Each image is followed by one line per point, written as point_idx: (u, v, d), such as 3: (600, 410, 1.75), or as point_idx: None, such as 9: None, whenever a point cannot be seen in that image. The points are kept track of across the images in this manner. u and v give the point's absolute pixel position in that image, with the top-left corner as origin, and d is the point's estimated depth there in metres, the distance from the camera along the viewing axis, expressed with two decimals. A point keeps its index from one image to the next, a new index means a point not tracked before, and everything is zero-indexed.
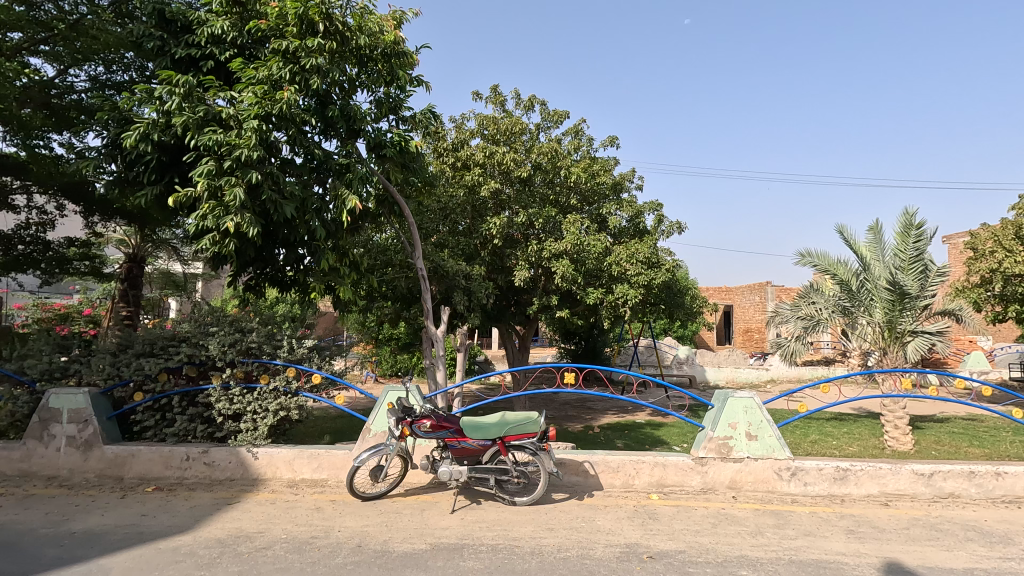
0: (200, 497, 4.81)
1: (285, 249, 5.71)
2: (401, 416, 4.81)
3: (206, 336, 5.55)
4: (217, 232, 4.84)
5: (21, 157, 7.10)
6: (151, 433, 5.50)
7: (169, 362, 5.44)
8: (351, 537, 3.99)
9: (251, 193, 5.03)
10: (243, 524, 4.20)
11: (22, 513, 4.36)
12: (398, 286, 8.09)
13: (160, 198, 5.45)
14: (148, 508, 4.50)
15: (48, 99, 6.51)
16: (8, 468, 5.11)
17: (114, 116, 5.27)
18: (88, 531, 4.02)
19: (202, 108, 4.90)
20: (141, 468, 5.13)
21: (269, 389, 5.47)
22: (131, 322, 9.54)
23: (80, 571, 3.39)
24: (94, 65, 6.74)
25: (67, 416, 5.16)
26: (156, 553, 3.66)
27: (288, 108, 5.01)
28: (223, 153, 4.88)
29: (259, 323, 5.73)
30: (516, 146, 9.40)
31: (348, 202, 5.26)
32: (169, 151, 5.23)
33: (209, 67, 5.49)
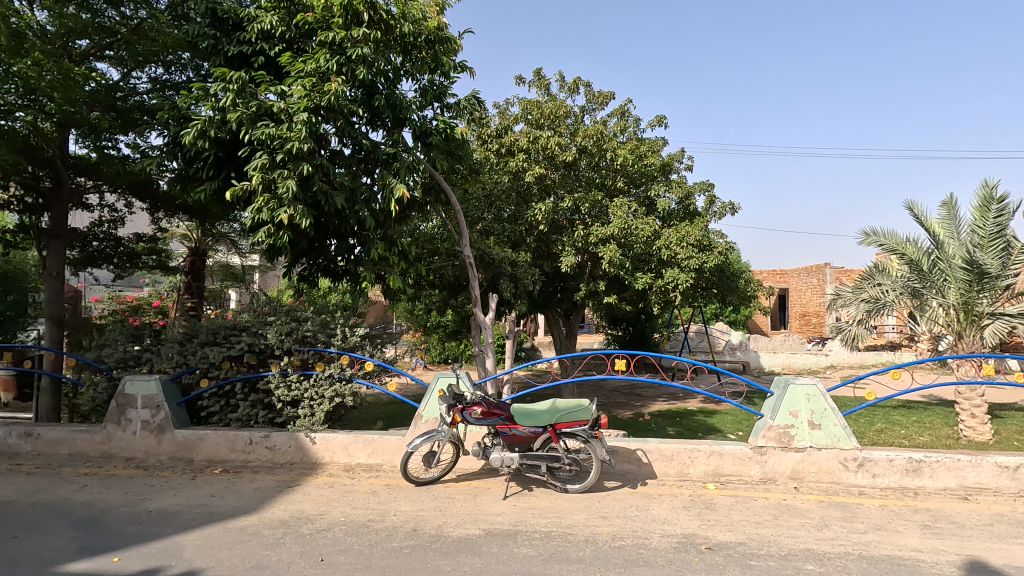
0: (264, 479, 5.00)
1: (337, 239, 5.85)
2: (453, 402, 4.85)
3: (265, 325, 5.77)
4: (272, 224, 4.96)
5: (91, 158, 7.54)
6: (217, 417, 5.76)
7: (231, 350, 5.68)
8: (407, 521, 4.06)
9: (303, 185, 5.14)
10: (304, 506, 4.34)
11: (105, 492, 4.65)
12: (445, 274, 8.15)
13: (219, 192, 5.65)
14: (216, 489, 4.72)
15: (114, 102, 6.83)
16: (91, 449, 5.46)
17: (174, 114, 5.48)
18: (164, 510, 4.25)
19: (255, 102, 5.01)
20: (209, 451, 5.38)
21: (325, 375, 5.64)
22: (195, 313, 10.07)
23: (158, 547, 3.58)
24: (154, 66, 7.03)
25: (141, 401, 5.46)
26: (225, 532, 3.83)
27: (336, 99, 5.08)
28: (276, 147, 4.99)
29: (313, 313, 5.93)
30: (561, 130, 9.22)
31: (396, 191, 5.30)
32: (225, 147, 5.38)
33: (260, 63, 5.62)
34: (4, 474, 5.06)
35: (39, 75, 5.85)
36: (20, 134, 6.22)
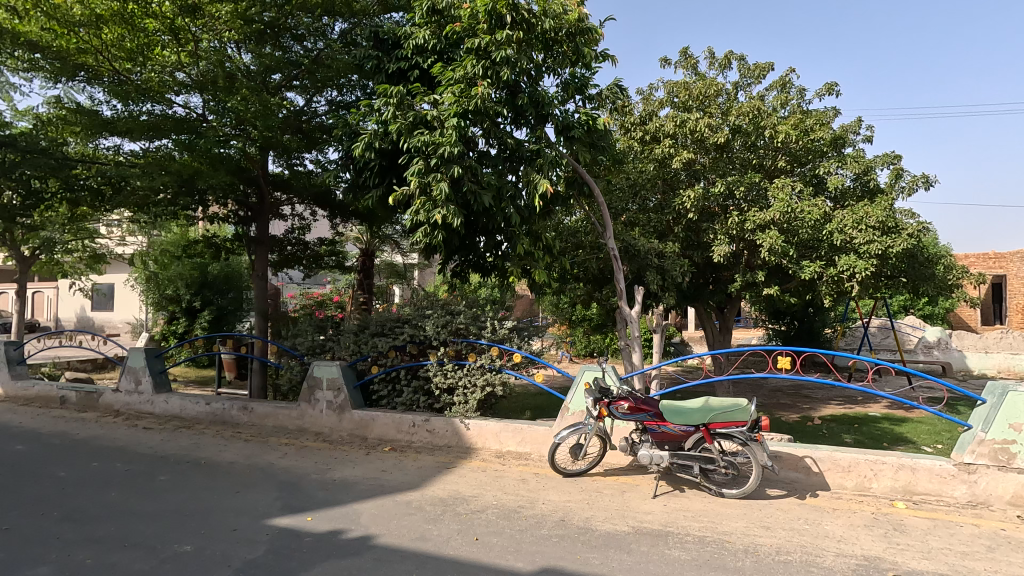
0: (425, 459, 5.45)
1: (485, 236, 6.12)
2: (599, 397, 4.83)
3: (423, 318, 6.28)
4: (428, 224, 5.35)
5: (284, 175, 8.80)
6: (386, 401, 6.38)
7: (396, 340, 6.28)
8: (555, 511, 4.13)
9: (454, 186, 5.46)
10: (460, 487, 4.64)
11: (300, 460, 5.44)
12: (590, 267, 8.11)
13: (383, 198, 6.23)
14: (386, 465, 5.26)
15: (301, 124, 7.91)
16: (289, 423, 6.42)
17: (346, 130, 6.17)
18: (345, 480, 4.84)
19: (411, 112, 5.42)
20: (379, 430, 6.00)
21: (477, 365, 5.97)
22: (366, 307, 11.29)
23: (341, 512, 4.10)
24: (330, 90, 7.97)
25: (326, 383, 6.27)
26: (394, 505, 4.25)
27: (482, 102, 5.31)
28: (430, 152, 5.36)
29: (466, 307, 6.28)
30: (711, 110, 8.63)
31: (540, 186, 5.39)
32: (387, 156, 5.93)
33: (415, 75, 6.08)
34: (229, 440, 6.17)
35: (246, 108, 6.97)
36: (234, 159, 7.48)
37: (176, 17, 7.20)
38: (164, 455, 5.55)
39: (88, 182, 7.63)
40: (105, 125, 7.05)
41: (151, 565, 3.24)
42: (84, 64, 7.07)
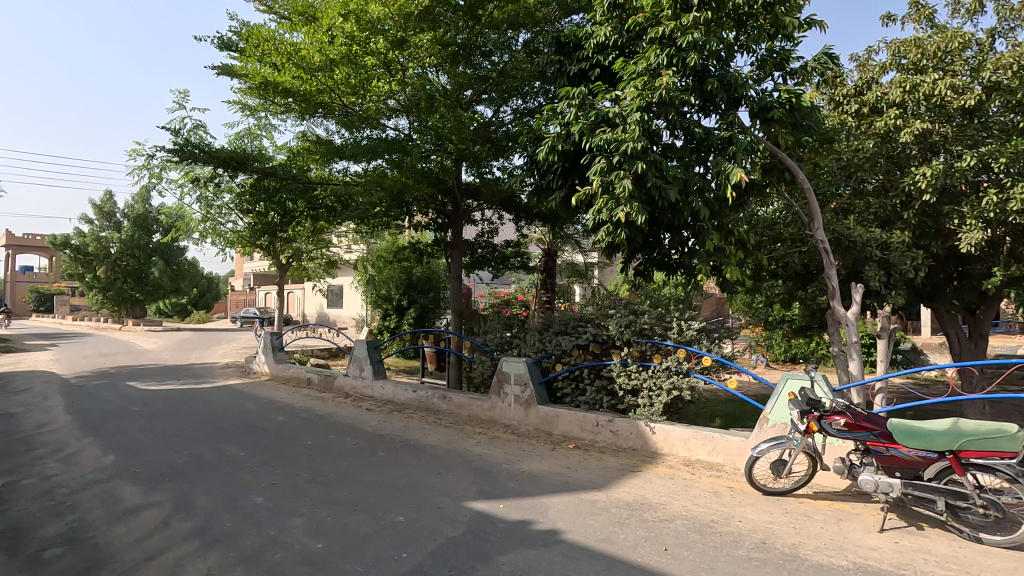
0: (609, 460, 5.40)
1: (671, 233, 5.86)
2: (807, 409, 4.30)
3: (606, 317, 6.26)
4: (611, 223, 5.29)
5: (476, 183, 9.50)
6: (570, 398, 6.48)
7: (579, 339, 6.35)
8: (755, 531, 3.76)
9: (637, 183, 5.32)
10: (646, 492, 4.50)
11: (492, 449, 5.81)
12: (792, 262, 7.23)
13: (566, 199, 6.33)
14: (571, 462, 5.33)
15: (490, 134, 8.46)
16: (482, 414, 6.89)
17: (530, 136, 6.40)
18: (533, 472, 5.03)
19: (593, 111, 5.41)
20: (564, 427, 6.11)
21: (663, 367, 5.75)
22: (549, 306, 11.65)
23: (530, 503, 4.26)
24: (515, 99, 8.42)
25: (514, 378, 6.59)
26: (580, 503, 4.29)
27: (667, 93, 5.08)
28: (613, 150, 5.29)
29: (650, 306, 6.12)
30: (955, 68, 7.06)
31: (732, 175, 4.99)
32: (570, 157, 6.00)
33: (597, 74, 6.07)
34: (431, 425, 6.87)
35: (444, 124, 7.66)
36: (434, 172, 8.30)
37: (388, 51, 8.08)
38: (381, 434, 6.40)
39: (325, 201, 9.14)
40: (337, 151, 8.37)
41: (374, 529, 3.75)
42: (322, 102, 8.49)
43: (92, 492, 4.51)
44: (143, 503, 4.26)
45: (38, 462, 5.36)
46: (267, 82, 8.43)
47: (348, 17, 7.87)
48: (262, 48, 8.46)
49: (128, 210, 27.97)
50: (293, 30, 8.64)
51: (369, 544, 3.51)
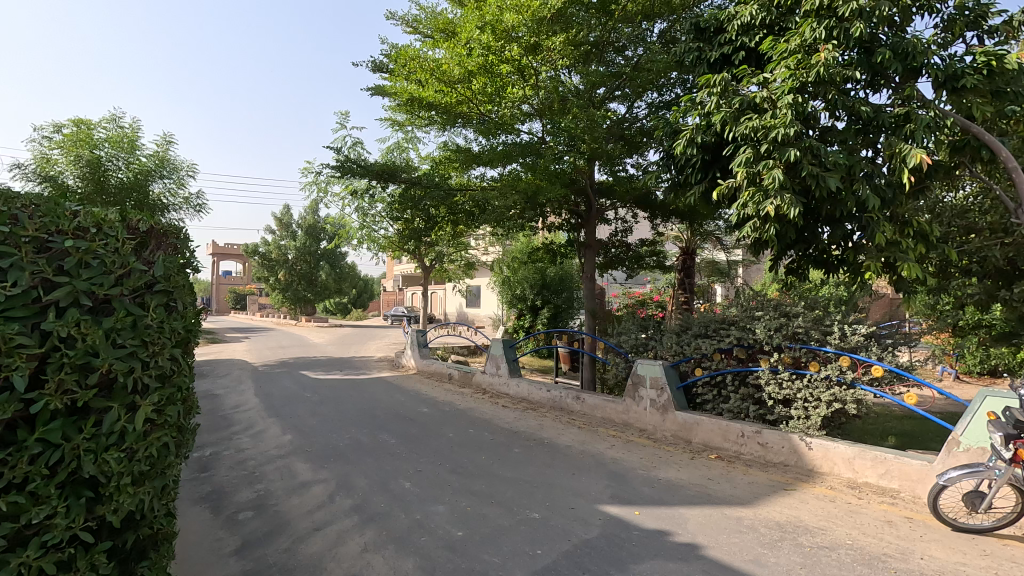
0: (757, 475, 4.98)
1: (830, 226, 5.24)
2: (1014, 433, 3.63)
3: (753, 320, 5.82)
4: (757, 218, 4.87)
5: (609, 182, 9.37)
6: (711, 406, 6.08)
7: (721, 343, 5.97)
8: (942, 572, 3.21)
9: (789, 172, 4.83)
10: (802, 514, 4.07)
11: (627, 454, 5.67)
12: (992, 257, 6.06)
13: (706, 193, 5.95)
14: (713, 473, 5.01)
15: (623, 131, 8.31)
16: (616, 416, 6.76)
17: (666, 130, 6.12)
18: (670, 481, 4.81)
19: (737, 98, 5.01)
20: (704, 436, 5.75)
21: (821, 377, 5.15)
22: (688, 306, 11.09)
23: (668, 513, 4.09)
24: (650, 92, 8.22)
25: (650, 381, 6.35)
26: (723, 518, 4.01)
27: (826, 70, 4.56)
28: (760, 138, 4.86)
29: (804, 308, 5.60)
30: None
31: (911, 157, 4.34)
32: (710, 149, 5.63)
33: (741, 58, 5.64)
34: (565, 425, 6.89)
35: (576, 125, 7.64)
36: (567, 173, 8.34)
37: (523, 58, 8.26)
38: (517, 431, 6.57)
39: (464, 206, 9.64)
40: (475, 158, 8.77)
41: (510, 523, 3.85)
42: (461, 112, 8.98)
43: (274, 466, 5.23)
44: (313, 479, 4.84)
45: (235, 437, 6.36)
46: (413, 98, 9.11)
47: (485, 29, 8.18)
48: (409, 67, 9.16)
49: (301, 221, 32.03)
50: (435, 47, 9.23)
51: (506, 538, 3.62)
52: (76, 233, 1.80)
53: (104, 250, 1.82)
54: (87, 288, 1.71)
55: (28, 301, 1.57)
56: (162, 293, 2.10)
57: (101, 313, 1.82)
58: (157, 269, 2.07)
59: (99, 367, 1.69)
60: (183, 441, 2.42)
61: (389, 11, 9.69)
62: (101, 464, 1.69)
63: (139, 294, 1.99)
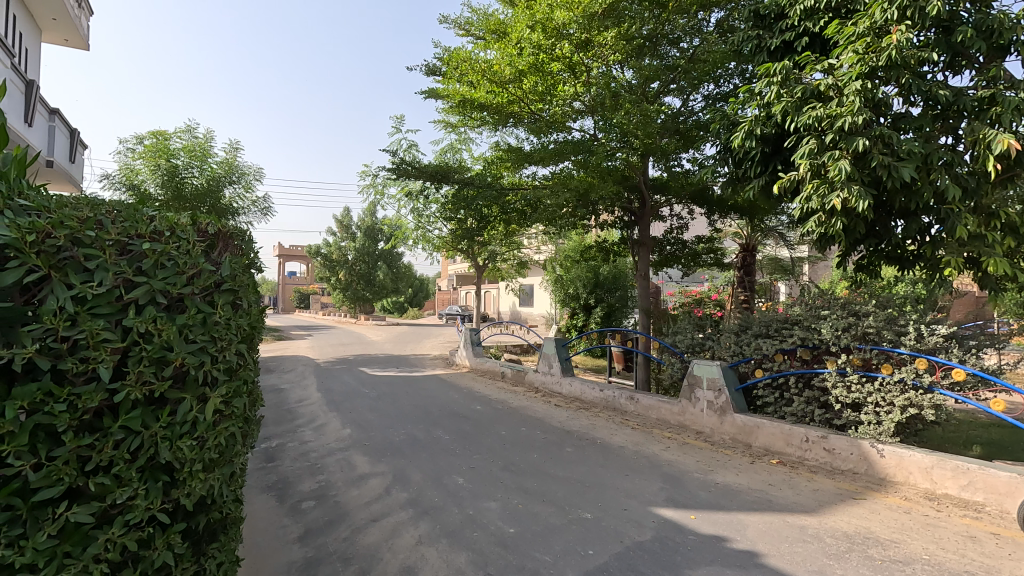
0: (822, 482, 4.73)
1: (905, 220, 4.91)
2: None
3: (818, 320, 5.56)
4: (822, 212, 4.62)
5: (663, 178, 9.16)
6: (773, 409, 5.82)
7: (784, 343, 5.73)
8: None
9: (857, 163, 4.56)
10: (872, 525, 3.84)
11: (683, 456, 5.53)
12: None
13: (766, 187, 5.70)
14: (775, 479, 4.80)
15: (678, 125, 8.13)
16: (671, 418, 6.60)
17: (723, 122, 5.92)
18: (728, 485, 4.66)
19: (800, 87, 4.77)
20: (766, 440, 5.52)
21: (894, 380, 4.82)
22: (748, 305, 10.67)
23: (725, 518, 3.96)
24: (707, 84, 8.00)
25: (707, 382, 6.16)
26: (786, 526, 3.84)
27: (899, 53, 4.29)
28: (825, 128, 4.61)
29: (875, 306, 5.30)
30: None
31: (997, 143, 4.03)
32: (770, 141, 5.39)
33: (804, 44, 5.37)
34: (619, 425, 6.80)
35: (629, 120, 7.48)
36: (619, 169, 8.22)
37: (574, 55, 8.22)
38: (569, 430, 6.54)
39: (516, 205, 9.68)
40: (526, 157, 8.77)
41: (561, 522, 3.85)
42: (513, 112, 9.03)
43: (335, 459, 5.44)
44: (371, 472, 5.01)
45: (299, 430, 6.67)
46: (466, 99, 9.24)
47: (535, 28, 8.19)
48: (461, 69, 9.28)
49: (360, 223, 33.13)
50: (487, 48, 9.32)
51: (557, 537, 3.61)
52: (152, 236, 1.93)
53: (177, 252, 1.95)
54: (162, 287, 1.84)
55: (111, 299, 1.70)
56: (228, 292, 2.23)
57: (175, 311, 1.95)
58: (223, 270, 2.19)
59: (174, 361, 1.82)
60: (249, 431, 2.56)
61: (442, 15, 9.85)
62: (176, 451, 1.81)
63: (208, 293, 2.12)
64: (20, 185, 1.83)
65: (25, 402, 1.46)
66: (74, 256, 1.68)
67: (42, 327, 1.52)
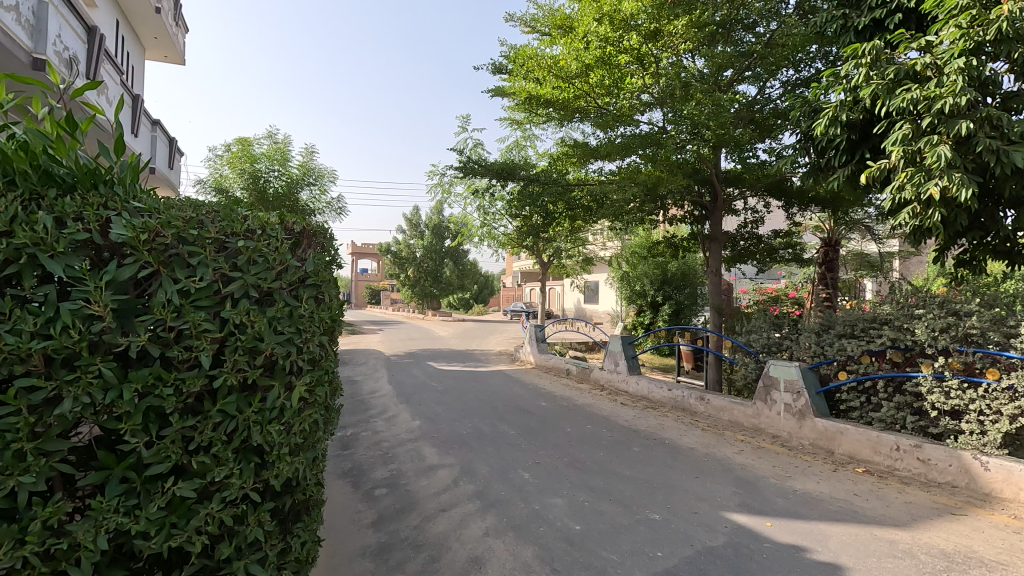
0: (916, 494, 4.39)
1: (1016, 209, 4.44)
2: None
3: (912, 319, 5.15)
4: (917, 202, 4.26)
5: (737, 170, 8.79)
6: (858, 414, 5.45)
7: (871, 345, 5.37)
8: None
9: (959, 149, 4.18)
10: (974, 544, 3.52)
11: (758, 460, 5.29)
12: None
13: (852, 177, 5.33)
14: (860, 489, 4.50)
15: (754, 115, 7.78)
16: (745, 420, 6.32)
17: (804, 109, 5.58)
18: (808, 493, 4.41)
19: (892, 68, 4.42)
20: (850, 447, 5.17)
21: (1001, 387, 4.37)
22: (830, 304, 10.04)
23: (805, 527, 3.75)
24: (785, 70, 7.60)
25: (784, 385, 5.85)
26: (873, 539, 3.59)
27: (1010, 25, 3.88)
28: (921, 111, 4.26)
29: (979, 305, 4.83)
30: None
31: None
32: (858, 127, 5.04)
33: (897, 21, 4.98)
34: (688, 426, 6.60)
35: (700, 111, 7.19)
36: (690, 163, 7.97)
37: (642, 46, 8.05)
38: (636, 429, 6.43)
39: (581, 200, 9.58)
40: (593, 152, 8.66)
41: (629, 522, 3.79)
42: (579, 107, 8.94)
43: (405, 449, 5.63)
44: (439, 463, 5.14)
45: (372, 420, 6.95)
46: (531, 96, 9.26)
47: (602, 21, 8.07)
48: (527, 66, 9.30)
49: (428, 221, 34.00)
50: (553, 44, 9.30)
51: (625, 536, 3.56)
52: (246, 234, 2.07)
53: (267, 250, 2.08)
54: (255, 281, 1.98)
55: (211, 292, 1.85)
56: (312, 287, 2.37)
57: (265, 304, 2.08)
58: (308, 266, 2.32)
59: (264, 350, 1.95)
60: (329, 418, 2.71)
61: (508, 13, 9.90)
62: (266, 435, 1.95)
63: (295, 288, 2.26)
64: (133, 190, 2.01)
65: (139, 385, 1.62)
66: (179, 253, 1.83)
67: (153, 317, 1.67)
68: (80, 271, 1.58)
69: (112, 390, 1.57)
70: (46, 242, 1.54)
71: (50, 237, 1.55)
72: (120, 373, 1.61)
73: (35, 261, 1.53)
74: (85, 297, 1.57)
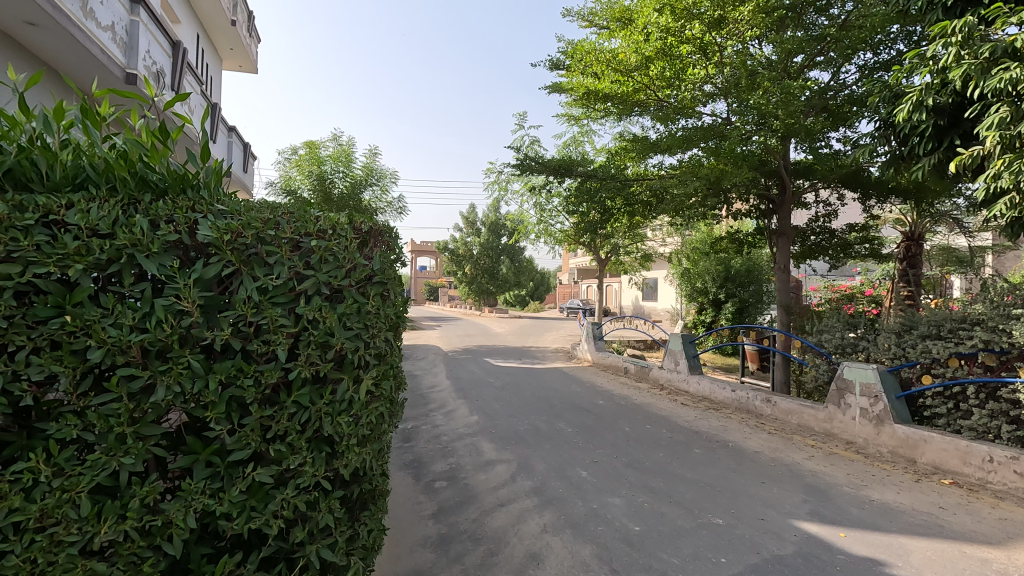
0: (1011, 510, 4.02)
1: None
2: None
3: (1009, 320, 4.72)
4: (1016, 192, 3.89)
5: (807, 161, 8.35)
6: (944, 421, 5.06)
7: (961, 347, 4.98)
8: None
9: None
10: None
11: (830, 467, 5.01)
12: None
13: (939, 165, 4.94)
14: (947, 502, 4.17)
15: (826, 102, 7.37)
16: (816, 424, 6.00)
17: (884, 95, 5.21)
18: (887, 504, 4.14)
19: (988, 45, 4.06)
20: (935, 456, 4.80)
21: None
22: (912, 302, 9.34)
23: (883, 540, 3.53)
24: (862, 53, 7.15)
25: (859, 388, 5.50)
26: (962, 556, 3.33)
27: None
28: (1022, 91, 3.87)
29: None
30: None
31: None
32: (947, 112, 4.66)
33: None
34: (753, 429, 6.35)
35: (768, 100, 6.89)
36: (756, 154, 7.59)
37: (705, 35, 7.79)
38: (697, 430, 6.25)
39: (641, 196, 9.40)
40: (652, 147, 8.45)
41: (691, 526, 3.70)
42: (638, 101, 8.75)
43: (464, 444, 5.73)
44: (497, 458, 5.20)
45: (432, 414, 7.12)
46: (590, 91, 9.15)
47: (663, 11, 7.86)
48: (585, 61, 9.19)
49: (485, 219, 34.33)
50: (612, 37, 9.16)
51: (686, 540, 3.48)
52: (318, 234, 2.16)
53: (338, 249, 2.17)
54: (326, 279, 2.06)
55: (287, 289, 1.95)
56: (379, 284, 2.45)
57: (336, 301, 2.17)
58: (375, 264, 2.40)
59: (335, 345, 2.03)
60: (394, 411, 2.79)
61: (566, 8, 9.81)
62: (336, 425, 2.03)
63: (363, 285, 2.34)
64: (217, 193, 2.15)
65: (223, 376, 1.73)
66: (259, 253, 1.94)
67: (235, 313, 1.78)
68: (171, 270, 1.71)
69: (199, 380, 1.69)
70: (143, 243, 1.67)
71: (146, 238, 1.68)
72: (207, 364, 1.73)
73: (133, 261, 1.66)
74: (177, 293, 1.69)
